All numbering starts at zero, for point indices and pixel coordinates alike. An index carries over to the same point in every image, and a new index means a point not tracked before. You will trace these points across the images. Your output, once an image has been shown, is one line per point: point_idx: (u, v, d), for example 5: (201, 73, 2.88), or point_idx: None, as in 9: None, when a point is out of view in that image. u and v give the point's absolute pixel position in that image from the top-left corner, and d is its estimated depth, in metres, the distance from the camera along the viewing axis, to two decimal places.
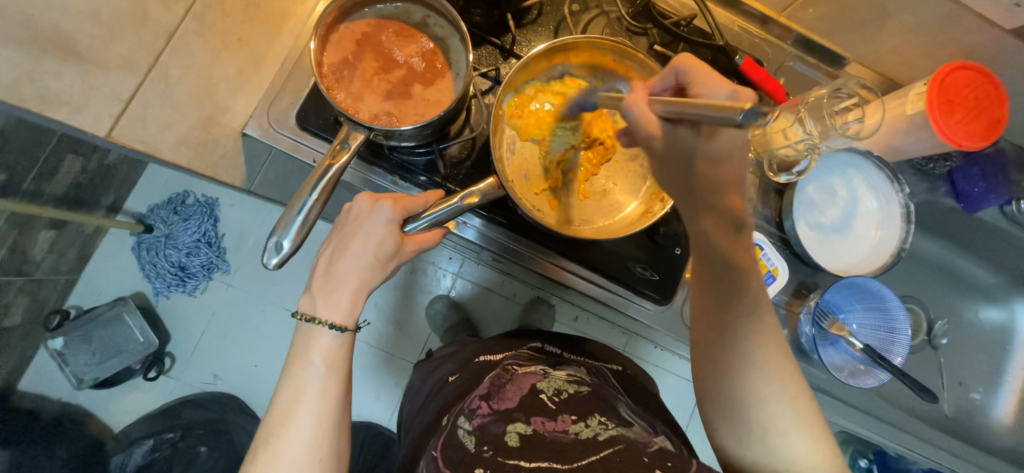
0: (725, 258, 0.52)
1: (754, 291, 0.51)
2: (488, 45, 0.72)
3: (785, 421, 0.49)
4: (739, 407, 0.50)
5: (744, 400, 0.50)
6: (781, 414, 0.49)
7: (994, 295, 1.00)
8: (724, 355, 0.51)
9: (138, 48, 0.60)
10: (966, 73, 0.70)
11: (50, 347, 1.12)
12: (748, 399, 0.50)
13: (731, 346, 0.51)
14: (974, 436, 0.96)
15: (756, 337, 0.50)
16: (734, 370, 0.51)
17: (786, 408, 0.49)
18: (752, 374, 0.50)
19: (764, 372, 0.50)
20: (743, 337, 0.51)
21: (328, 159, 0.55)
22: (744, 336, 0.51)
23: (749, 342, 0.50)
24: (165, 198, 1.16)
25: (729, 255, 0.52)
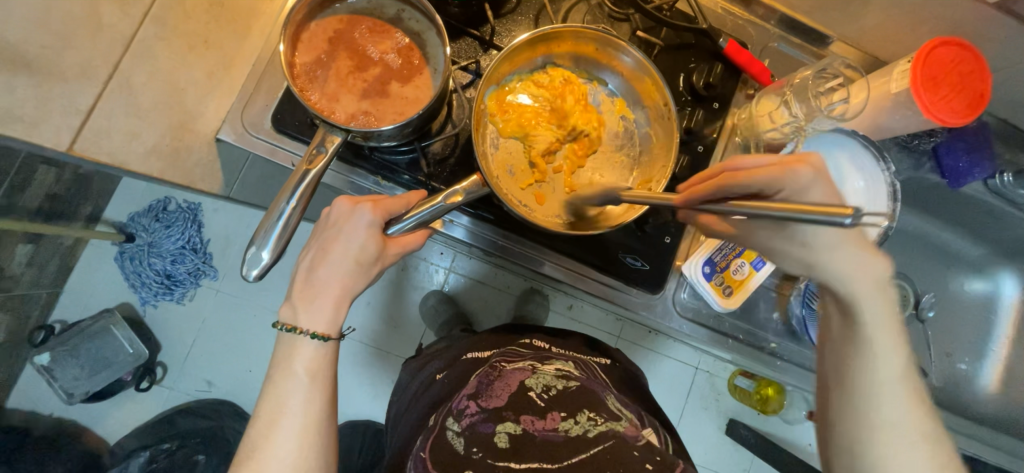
0: (870, 275, 0.46)
1: (876, 308, 0.47)
2: (467, 37, 0.70)
3: (915, 446, 0.46)
4: (863, 437, 0.47)
5: (873, 429, 0.47)
6: (912, 440, 0.46)
7: (980, 267, 1.02)
8: (858, 383, 0.47)
9: (94, 54, 0.54)
10: (951, 49, 0.70)
11: (36, 363, 1.10)
12: (874, 428, 0.47)
13: (858, 371, 0.47)
14: (962, 405, 0.98)
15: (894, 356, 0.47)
16: (868, 398, 0.47)
17: (913, 432, 0.46)
18: (887, 400, 0.46)
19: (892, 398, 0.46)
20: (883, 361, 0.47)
21: (304, 164, 0.53)
22: (879, 358, 0.47)
23: (885, 365, 0.47)
24: (145, 206, 1.11)
25: (863, 270, 0.46)
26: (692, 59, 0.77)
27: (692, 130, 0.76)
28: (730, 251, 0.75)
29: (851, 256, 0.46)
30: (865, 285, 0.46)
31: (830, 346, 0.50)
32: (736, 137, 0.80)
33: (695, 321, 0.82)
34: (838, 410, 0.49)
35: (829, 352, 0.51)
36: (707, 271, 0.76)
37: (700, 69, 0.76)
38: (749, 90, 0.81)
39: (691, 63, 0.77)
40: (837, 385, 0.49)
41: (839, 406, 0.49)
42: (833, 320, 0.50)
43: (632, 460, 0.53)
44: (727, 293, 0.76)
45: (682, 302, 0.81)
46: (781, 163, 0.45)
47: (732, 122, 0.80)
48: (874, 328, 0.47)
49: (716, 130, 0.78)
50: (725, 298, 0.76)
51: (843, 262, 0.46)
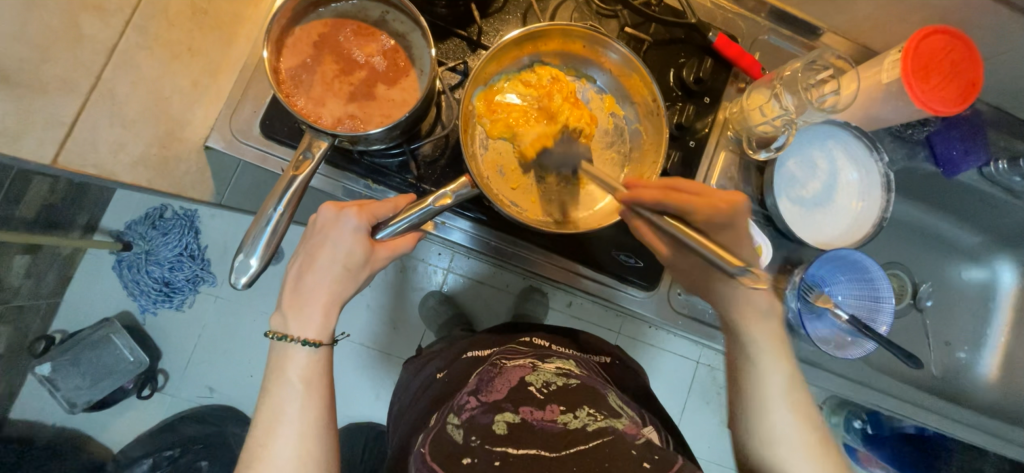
0: (755, 306, 0.59)
1: (756, 331, 0.58)
2: (454, 37, 0.70)
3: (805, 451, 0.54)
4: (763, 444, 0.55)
5: (766, 436, 0.55)
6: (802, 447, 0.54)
7: (977, 255, 1.01)
8: (755, 406, 0.56)
9: (76, 68, 0.52)
10: (940, 37, 0.69)
11: (38, 373, 1.09)
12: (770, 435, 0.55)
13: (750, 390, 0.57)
14: (962, 394, 0.98)
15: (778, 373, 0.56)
16: (756, 411, 0.56)
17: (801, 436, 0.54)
18: (775, 411, 0.55)
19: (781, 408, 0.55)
20: (769, 377, 0.56)
21: (291, 170, 0.53)
22: (769, 375, 0.56)
23: (771, 380, 0.56)
24: (141, 213, 1.11)
25: (746, 303, 0.59)
26: (682, 54, 0.77)
27: (683, 125, 0.75)
28: None
29: (743, 292, 0.59)
30: (747, 313, 0.59)
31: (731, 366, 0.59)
32: (727, 131, 0.79)
33: (690, 317, 0.82)
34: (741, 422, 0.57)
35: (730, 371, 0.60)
36: None
37: (690, 63, 0.76)
38: (740, 83, 0.80)
39: (681, 58, 0.77)
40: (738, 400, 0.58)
41: (743, 423, 0.57)
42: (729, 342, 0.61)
43: (630, 457, 0.52)
44: None
45: (677, 298, 0.81)
46: (714, 201, 0.57)
47: (723, 116, 0.79)
48: (756, 351, 0.58)
49: (708, 125, 0.77)
50: None
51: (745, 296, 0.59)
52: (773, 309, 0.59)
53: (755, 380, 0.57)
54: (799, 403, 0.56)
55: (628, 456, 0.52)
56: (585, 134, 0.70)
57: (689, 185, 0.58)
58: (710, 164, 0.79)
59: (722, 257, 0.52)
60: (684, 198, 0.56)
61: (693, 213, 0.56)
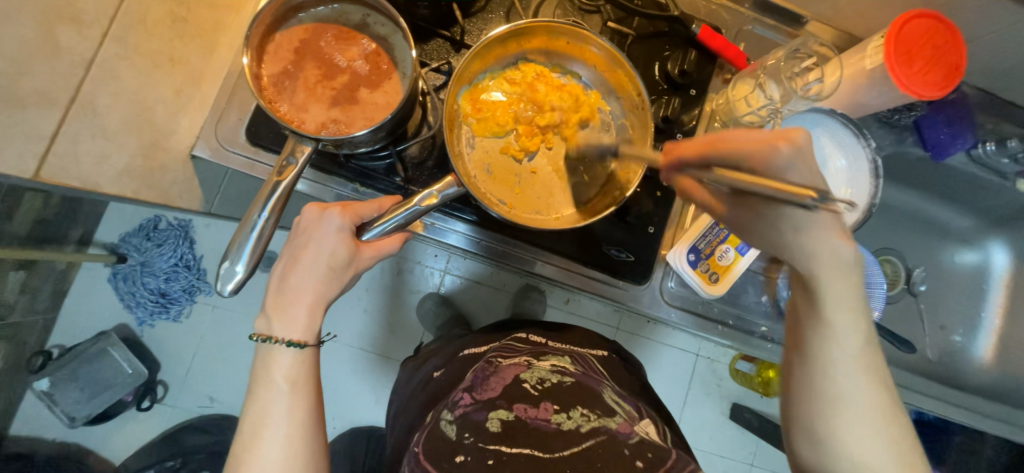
0: (838, 256, 0.48)
1: (840, 309, 0.48)
2: (438, 38, 0.70)
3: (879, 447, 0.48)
4: (826, 446, 0.49)
5: (829, 442, 0.49)
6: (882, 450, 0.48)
7: (968, 238, 1.02)
8: (818, 361, 0.49)
9: (54, 80, 0.53)
10: (921, 21, 0.69)
11: (36, 388, 1.10)
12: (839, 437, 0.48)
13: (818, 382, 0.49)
14: (960, 377, 0.98)
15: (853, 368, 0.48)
16: (833, 399, 0.48)
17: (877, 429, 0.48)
18: (847, 375, 0.48)
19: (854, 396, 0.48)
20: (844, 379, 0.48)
21: (274, 175, 0.53)
22: (842, 331, 0.48)
23: (845, 373, 0.48)
24: (136, 225, 1.12)
25: (830, 249, 0.48)
26: (667, 47, 0.77)
27: (669, 117, 0.75)
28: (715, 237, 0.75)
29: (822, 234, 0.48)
30: (840, 282, 0.48)
31: (798, 348, 0.51)
32: (715, 123, 0.79)
33: (684, 309, 0.81)
34: (802, 422, 0.51)
35: (791, 359, 0.52)
36: (693, 258, 0.76)
37: (674, 56, 0.76)
38: (726, 74, 0.80)
39: (665, 51, 0.77)
40: (802, 399, 0.50)
41: (801, 375, 0.50)
42: (799, 313, 0.51)
43: (623, 459, 0.54)
44: (714, 279, 0.75)
45: (670, 291, 0.81)
46: (767, 141, 0.46)
47: (710, 108, 0.79)
48: (838, 337, 0.48)
49: (695, 117, 0.77)
50: (711, 284, 0.75)
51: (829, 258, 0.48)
52: (858, 262, 0.49)
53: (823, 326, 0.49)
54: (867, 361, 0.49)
55: (621, 459, 0.54)
56: (570, 129, 0.71)
57: (738, 133, 0.48)
58: None
59: (781, 188, 0.39)
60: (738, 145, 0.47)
61: (755, 160, 0.46)
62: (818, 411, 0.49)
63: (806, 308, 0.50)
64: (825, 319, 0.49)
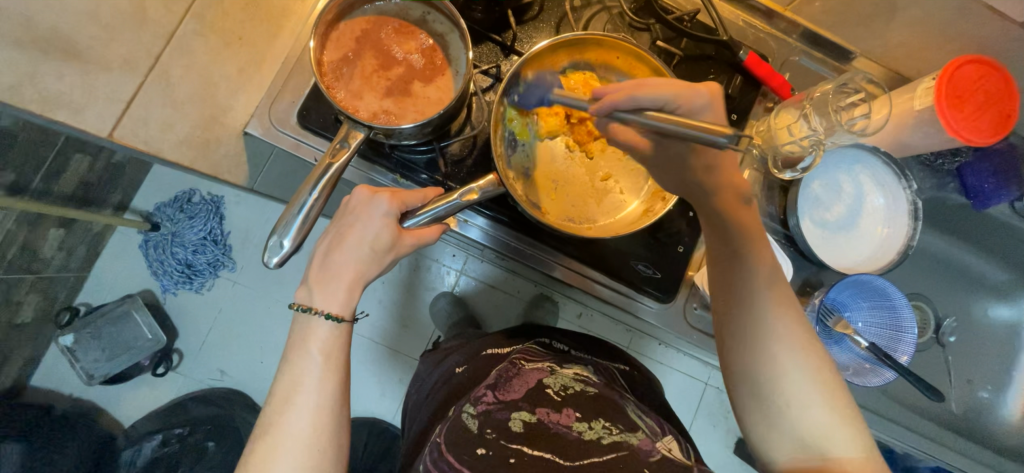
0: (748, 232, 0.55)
1: (764, 282, 0.54)
2: (488, 42, 0.72)
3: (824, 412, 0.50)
4: (776, 415, 0.51)
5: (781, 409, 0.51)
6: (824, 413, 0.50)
7: (1004, 292, 0.98)
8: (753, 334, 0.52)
9: (138, 48, 0.57)
10: (975, 67, 0.69)
11: (61, 343, 1.12)
12: (782, 404, 0.50)
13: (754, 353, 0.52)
14: (982, 435, 0.95)
15: (784, 335, 0.52)
16: (771, 369, 0.51)
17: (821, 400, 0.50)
18: (780, 343, 0.51)
19: (791, 368, 0.51)
20: (781, 352, 0.51)
21: (328, 158, 0.55)
22: (763, 299, 0.53)
23: (779, 342, 0.52)
24: (171, 196, 1.16)
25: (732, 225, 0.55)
26: (712, 70, 0.77)
27: None
28: None
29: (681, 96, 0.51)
30: (761, 260, 0.54)
31: (732, 336, 0.54)
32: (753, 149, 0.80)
33: (704, 333, 0.81)
34: (751, 397, 0.53)
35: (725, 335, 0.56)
36: None
37: (719, 80, 0.77)
38: (768, 103, 0.81)
39: (710, 74, 0.77)
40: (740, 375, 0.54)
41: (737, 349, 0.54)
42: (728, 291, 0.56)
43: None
44: None
45: (693, 313, 0.80)
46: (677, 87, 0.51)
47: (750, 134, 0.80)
48: (763, 305, 0.53)
49: None
50: None
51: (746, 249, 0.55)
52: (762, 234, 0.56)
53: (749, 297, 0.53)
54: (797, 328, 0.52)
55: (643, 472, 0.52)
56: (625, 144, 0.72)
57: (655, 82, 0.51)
58: None
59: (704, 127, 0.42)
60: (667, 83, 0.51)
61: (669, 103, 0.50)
62: (761, 380, 0.52)
63: (730, 283, 0.55)
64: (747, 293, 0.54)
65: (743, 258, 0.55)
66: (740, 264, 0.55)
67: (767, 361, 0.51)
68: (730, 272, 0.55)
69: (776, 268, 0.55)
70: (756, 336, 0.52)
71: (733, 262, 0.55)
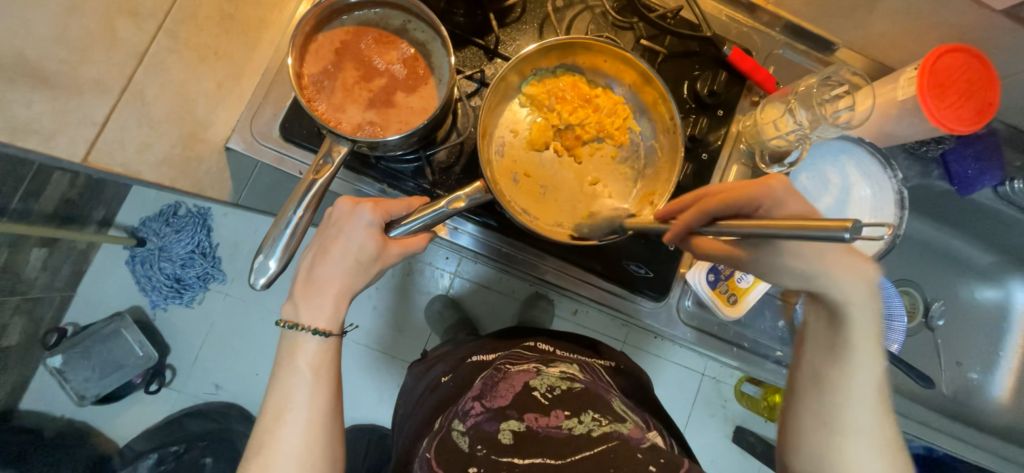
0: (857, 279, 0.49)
1: (868, 324, 0.49)
2: (472, 46, 0.71)
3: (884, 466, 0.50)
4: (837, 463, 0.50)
5: (843, 438, 0.50)
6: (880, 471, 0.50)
7: (990, 275, 1.00)
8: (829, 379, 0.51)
9: (109, 69, 0.57)
10: (956, 56, 0.69)
11: (49, 366, 1.10)
12: (846, 451, 0.50)
13: (827, 424, 0.51)
14: (973, 415, 0.96)
15: (879, 382, 0.50)
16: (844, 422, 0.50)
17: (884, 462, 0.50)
18: (855, 396, 0.50)
19: (867, 427, 0.50)
20: (859, 416, 0.50)
21: (311, 174, 0.54)
22: (856, 352, 0.50)
23: (868, 385, 0.50)
24: (155, 211, 1.10)
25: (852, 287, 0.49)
26: (697, 66, 0.77)
27: (696, 137, 0.76)
28: None
29: (827, 260, 0.49)
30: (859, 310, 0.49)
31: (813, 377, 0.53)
32: (740, 144, 0.80)
33: (698, 330, 0.81)
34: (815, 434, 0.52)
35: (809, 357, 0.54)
36: (711, 279, 0.75)
37: (704, 76, 0.77)
38: (754, 97, 0.81)
39: (696, 70, 0.77)
40: (812, 414, 0.52)
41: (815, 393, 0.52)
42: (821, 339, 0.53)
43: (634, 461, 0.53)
44: (732, 301, 0.74)
45: (687, 310, 0.80)
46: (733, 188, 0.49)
47: (735, 130, 0.80)
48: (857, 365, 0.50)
49: (721, 137, 0.78)
50: (729, 305, 0.74)
51: (852, 290, 0.49)
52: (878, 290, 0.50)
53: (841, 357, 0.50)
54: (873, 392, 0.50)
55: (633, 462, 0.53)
56: (617, 142, 0.73)
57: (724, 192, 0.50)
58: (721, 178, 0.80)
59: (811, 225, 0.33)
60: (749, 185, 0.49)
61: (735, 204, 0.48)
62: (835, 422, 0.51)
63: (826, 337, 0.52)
64: (852, 341, 0.50)
65: (842, 295, 0.49)
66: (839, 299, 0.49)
67: (840, 403, 0.50)
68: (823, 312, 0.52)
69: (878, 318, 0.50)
70: (829, 392, 0.51)
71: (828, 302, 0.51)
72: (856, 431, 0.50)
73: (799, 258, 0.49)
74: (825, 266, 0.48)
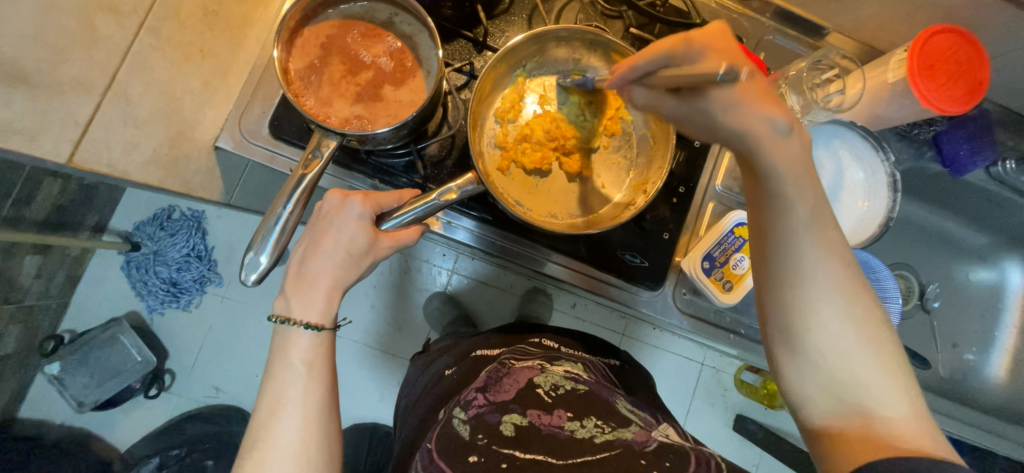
0: (771, 125, 0.41)
1: (802, 193, 0.42)
2: (460, 38, 0.70)
3: (872, 365, 0.41)
4: (809, 359, 0.42)
5: (807, 328, 0.42)
6: (858, 352, 0.42)
7: (985, 256, 1.00)
8: (777, 254, 0.43)
9: (90, 69, 0.55)
10: (947, 37, 0.69)
11: (46, 373, 1.10)
12: (819, 354, 0.42)
13: (792, 315, 0.42)
14: (969, 396, 0.97)
15: (835, 268, 0.42)
16: (805, 307, 0.42)
17: (869, 355, 0.42)
18: (813, 269, 0.42)
19: (838, 327, 0.42)
20: (828, 314, 0.42)
21: (300, 169, 0.54)
22: (792, 211, 0.42)
23: (825, 276, 0.42)
24: (150, 215, 1.13)
25: (763, 124, 0.41)
26: None
27: None
28: (729, 245, 0.74)
29: (745, 109, 0.42)
30: (789, 166, 0.42)
31: (761, 262, 0.44)
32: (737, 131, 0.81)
33: (694, 317, 0.81)
34: (782, 331, 0.44)
35: (755, 262, 0.46)
36: (707, 266, 0.75)
37: None
38: None
39: None
40: (775, 326, 0.44)
41: (766, 282, 0.44)
42: (760, 213, 0.44)
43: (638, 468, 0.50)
44: (728, 288, 0.74)
45: (683, 298, 0.80)
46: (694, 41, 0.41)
47: None
48: (800, 235, 0.42)
49: None
50: (725, 292, 0.74)
51: (773, 131, 0.41)
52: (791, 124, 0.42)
53: (785, 231, 0.42)
54: (835, 260, 0.42)
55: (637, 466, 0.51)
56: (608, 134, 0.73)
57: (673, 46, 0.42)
58: (715, 163, 0.79)
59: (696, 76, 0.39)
60: (660, 45, 0.43)
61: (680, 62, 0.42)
62: (794, 315, 0.43)
63: (762, 206, 0.43)
64: (789, 224, 0.42)
65: (772, 166, 0.42)
66: (771, 175, 0.42)
67: (797, 286, 0.42)
68: (751, 177, 0.44)
69: (811, 171, 0.42)
70: (786, 295, 0.43)
71: (757, 171, 0.43)
72: (826, 333, 0.42)
73: (729, 112, 0.42)
74: (738, 120, 0.42)
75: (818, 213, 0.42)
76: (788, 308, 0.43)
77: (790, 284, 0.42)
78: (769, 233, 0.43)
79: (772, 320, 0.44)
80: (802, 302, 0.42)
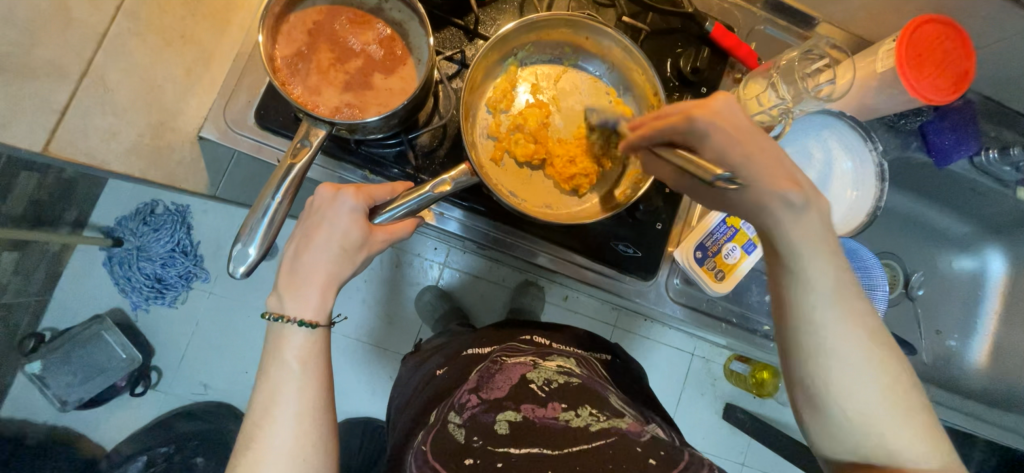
0: (784, 200, 0.45)
1: (822, 266, 0.45)
2: (451, 26, 0.69)
3: (893, 418, 0.44)
4: (827, 416, 0.45)
5: (827, 391, 0.45)
6: (878, 406, 0.44)
7: (966, 245, 1.02)
8: (796, 320, 0.46)
9: (64, 53, 0.56)
10: (935, 26, 0.70)
11: (27, 372, 1.07)
12: (840, 414, 0.44)
13: (813, 378, 0.45)
14: (950, 380, 0.99)
15: (854, 333, 0.45)
16: (823, 367, 0.45)
17: (890, 410, 0.44)
18: (827, 333, 0.45)
19: (861, 387, 0.44)
20: (847, 375, 0.44)
21: (288, 158, 0.52)
22: (812, 277, 0.45)
23: (844, 343, 0.44)
24: (131, 210, 1.09)
25: (773, 198, 0.45)
26: (680, 44, 0.77)
27: None
28: (721, 235, 0.75)
29: (763, 187, 0.46)
30: (806, 243, 0.45)
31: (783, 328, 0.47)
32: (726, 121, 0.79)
33: (685, 306, 0.81)
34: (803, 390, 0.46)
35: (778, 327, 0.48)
36: (700, 256, 0.75)
37: (687, 53, 0.76)
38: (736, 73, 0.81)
39: (678, 48, 0.77)
40: (799, 385, 0.47)
41: (786, 344, 0.47)
42: (780, 282, 0.47)
43: (637, 458, 0.52)
44: (720, 277, 0.75)
45: (675, 287, 0.81)
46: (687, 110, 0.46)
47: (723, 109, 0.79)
48: (818, 303, 0.45)
49: None
50: (717, 282, 0.75)
51: (786, 211, 0.46)
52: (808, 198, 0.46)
53: (804, 301, 0.45)
54: (856, 321, 0.45)
55: (637, 458, 0.52)
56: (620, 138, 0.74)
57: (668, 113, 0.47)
58: None
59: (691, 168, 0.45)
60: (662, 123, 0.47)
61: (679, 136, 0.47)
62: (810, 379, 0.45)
63: (779, 270, 0.47)
64: (811, 297, 0.45)
65: (788, 238, 0.46)
66: (791, 249, 0.46)
67: (817, 351, 0.45)
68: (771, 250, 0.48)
69: (833, 247, 0.46)
70: (810, 357, 0.45)
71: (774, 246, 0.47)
72: (846, 392, 0.44)
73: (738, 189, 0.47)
74: (750, 197, 0.47)
75: (839, 285, 0.45)
76: (808, 373, 0.45)
77: (809, 348, 0.45)
78: (788, 300, 0.46)
79: (795, 382, 0.47)
80: (823, 365, 0.45)
